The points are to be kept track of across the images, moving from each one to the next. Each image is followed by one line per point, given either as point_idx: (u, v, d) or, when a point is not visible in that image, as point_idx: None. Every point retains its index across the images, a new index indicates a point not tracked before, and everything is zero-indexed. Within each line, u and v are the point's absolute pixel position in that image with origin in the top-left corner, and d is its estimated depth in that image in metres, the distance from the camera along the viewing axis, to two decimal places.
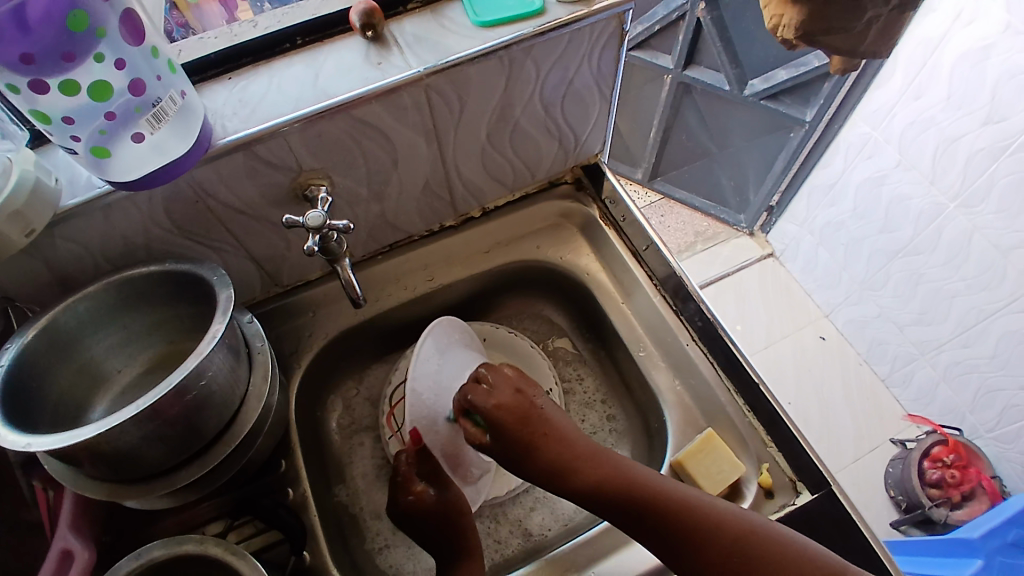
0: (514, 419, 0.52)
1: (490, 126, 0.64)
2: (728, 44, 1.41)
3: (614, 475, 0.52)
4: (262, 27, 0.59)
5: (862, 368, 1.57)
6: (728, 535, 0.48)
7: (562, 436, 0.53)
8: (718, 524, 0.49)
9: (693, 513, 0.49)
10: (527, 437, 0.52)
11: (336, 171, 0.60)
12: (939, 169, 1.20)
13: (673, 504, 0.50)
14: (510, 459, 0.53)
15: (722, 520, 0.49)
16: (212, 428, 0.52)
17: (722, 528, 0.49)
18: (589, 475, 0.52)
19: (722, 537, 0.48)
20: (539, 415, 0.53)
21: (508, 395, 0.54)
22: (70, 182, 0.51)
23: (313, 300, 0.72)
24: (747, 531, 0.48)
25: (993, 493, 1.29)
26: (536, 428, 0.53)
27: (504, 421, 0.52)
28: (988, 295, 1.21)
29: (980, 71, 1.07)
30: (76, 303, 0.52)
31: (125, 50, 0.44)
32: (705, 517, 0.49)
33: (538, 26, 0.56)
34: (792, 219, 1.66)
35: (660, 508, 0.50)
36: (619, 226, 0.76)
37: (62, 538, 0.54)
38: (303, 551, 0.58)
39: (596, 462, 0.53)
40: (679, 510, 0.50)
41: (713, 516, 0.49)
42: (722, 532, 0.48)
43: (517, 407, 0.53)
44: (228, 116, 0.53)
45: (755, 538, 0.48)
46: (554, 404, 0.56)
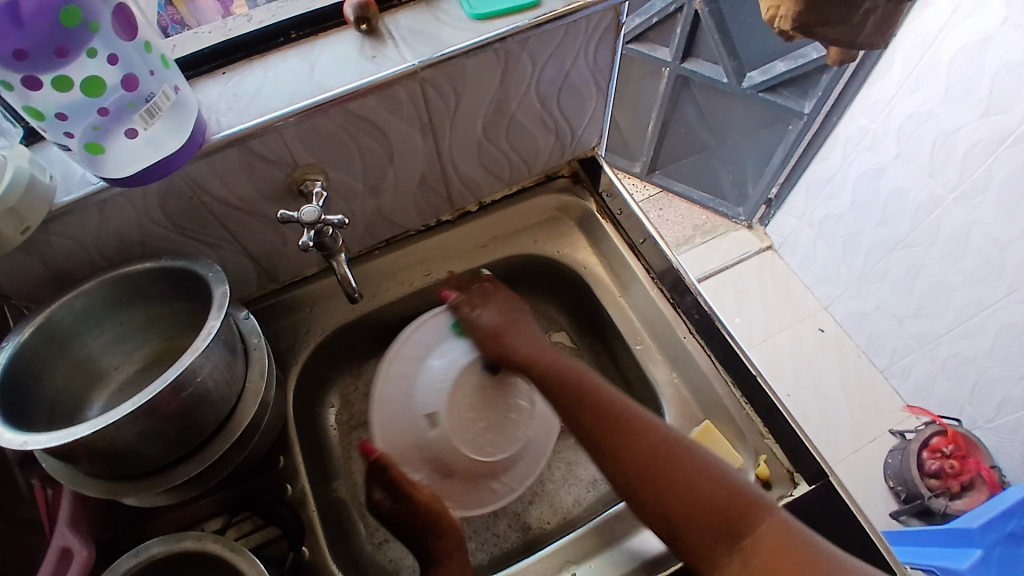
0: (499, 332, 0.64)
1: (487, 119, 0.64)
2: (725, 37, 1.40)
3: (575, 380, 0.59)
4: (257, 21, 0.58)
5: (860, 360, 1.57)
6: (652, 445, 0.53)
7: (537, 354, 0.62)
8: (646, 438, 0.53)
9: (629, 422, 0.55)
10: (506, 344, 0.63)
11: (331, 166, 0.59)
12: (938, 161, 1.20)
13: (613, 418, 0.55)
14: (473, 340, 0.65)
15: (651, 437, 0.53)
16: (209, 425, 0.52)
17: (651, 436, 0.53)
18: (549, 379, 0.60)
19: (647, 444, 0.53)
20: (518, 333, 0.64)
21: (495, 313, 0.66)
22: (65, 178, 0.51)
23: (310, 296, 0.72)
24: (674, 444, 0.53)
25: (992, 483, 1.29)
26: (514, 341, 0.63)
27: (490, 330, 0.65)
28: (987, 288, 1.20)
29: (979, 64, 1.07)
30: (72, 300, 0.52)
31: (119, 46, 0.43)
32: (640, 425, 0.54)
33: (533, 18, 0.56)
34: (791, 213, 1.66)
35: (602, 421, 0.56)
36: (616, 219, 0.75)
37: (60, 535, 0.54)
38: (301, 546, 0.58)
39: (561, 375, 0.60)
40: (617, 416, 0.55)
41: (645, 424, 0.54)
42: (648, 443, 0.53)
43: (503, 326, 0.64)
44: (222, 110, 0.53)
45: (679, 450, 0.52)
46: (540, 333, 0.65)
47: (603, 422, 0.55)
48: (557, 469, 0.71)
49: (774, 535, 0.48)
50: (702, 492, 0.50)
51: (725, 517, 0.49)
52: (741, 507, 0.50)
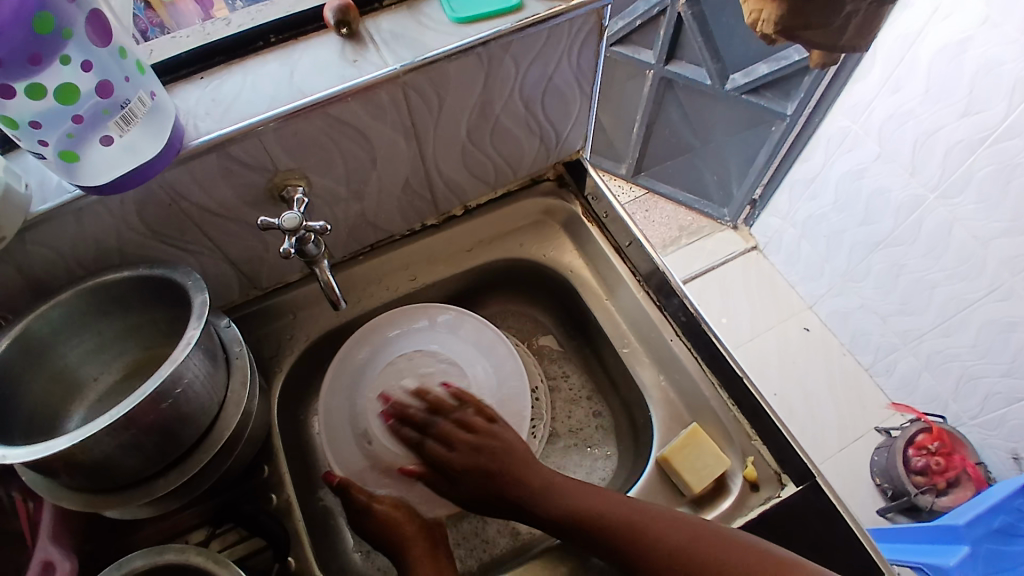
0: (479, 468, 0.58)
1: (471, 123, 0.64)
2: (708, 39, 1.41)
3: (578, 505, 0.56)
4: (236, 25, 0.58)
5: (845, 359, 1.59)
6: (668, 546, 0.52)
7: (523, 476, 0.57)
8: (661, 536, 0.53)
9: (645, 527, 0.53)
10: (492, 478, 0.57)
11: (313, 171, 0.59)
12: (919, 160, 1.22)
13: (622, 521, 0.54)
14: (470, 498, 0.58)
15: (665, 530, 0.53)
16: (190, 436, 0.51)
17: (671, 538, 0.52)
18: (554, 509, 0.56)
19: (671, 546, 0.52)
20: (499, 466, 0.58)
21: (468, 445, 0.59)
22: (40, 186, 0.50)
23: (293, 303, 0.71)
24: (697, 540, 0.52)
25: (977, 479, 1.31)
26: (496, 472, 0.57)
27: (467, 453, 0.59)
28: (969, 286, 1.22)
29: (958, 63, 1.08)
30: (48, 311, 0.51)
31: (92, 52, 0.42)
32: (657, 531, 0.53)
33: (516, 22, 0.56)
34: (775, 213, 1.67)
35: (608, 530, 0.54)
36: (602, 222, 0.75)
37: (42, 548, 0.53)
38: (287, 557, 0.57)
39: (559, 495, 0.57)
40: (629, 525, 0.54)
41: (663, 525, 0.53)
42: (664, 542, 0.52)
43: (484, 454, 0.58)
44: (201, 116, 0.52)
45: (707, 544, 0.52)
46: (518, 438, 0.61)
47: (614, 527, 0.54)
48: None
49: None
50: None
51: None
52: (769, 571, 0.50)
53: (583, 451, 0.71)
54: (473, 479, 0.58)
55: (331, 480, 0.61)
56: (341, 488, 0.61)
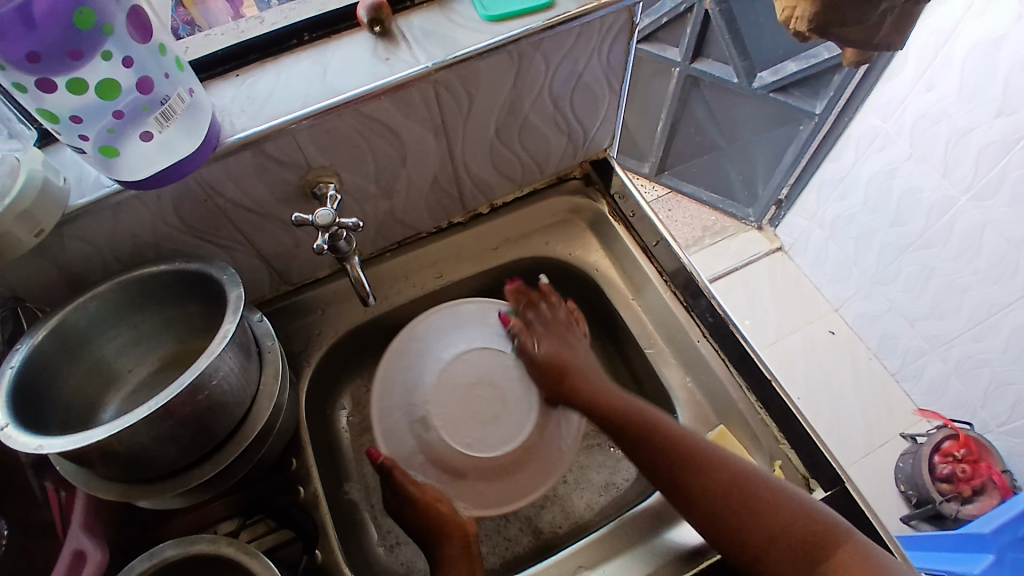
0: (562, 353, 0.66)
1: (499, 121, 0.64)
2: (736, 36, 1.39)
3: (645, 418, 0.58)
4: (269, 23, 0.58)
5: (871, 363, 1.56)
6: (728, 474, 0.53)
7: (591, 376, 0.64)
8: (722, 463, 0.54)
9: (699, 455, 0.55)
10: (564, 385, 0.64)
11: (344, 168, 0.59)
12: (951, 161, 1.19)
13: (688, 443, 0.56)
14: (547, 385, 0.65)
15: (726, 461, 0.54)
16: (223, 428, 0.52)
17: (722, 471, 0.54)
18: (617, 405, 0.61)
19: (727, 471, 0.53)
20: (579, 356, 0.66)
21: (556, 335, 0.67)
22: (79, 182, 0.51)
23: (322, 298, 0.72)
24: (742, 481, 0.53)
25: (1004, 488, 1.27)
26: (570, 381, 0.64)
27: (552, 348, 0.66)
28: (1001, 290, 1.19)
29: (993, 62, 1.05)
30: (86, 303, 0.52)
31: (133, 49, 0.43)
32: (712, 455, 0.55)
33: (546, 20, 0.56)
34: (801, 213, 1.65)
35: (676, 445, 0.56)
36: (629, 221, 0.75)
37: (74, 539, 0.54)
38: (315, 550, 0.58)
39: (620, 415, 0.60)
40: (692, 445, 0.56)
41: (713, 460, 0.54)
42: (725, 470, 0.54)
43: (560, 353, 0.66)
44: (236, 113, 0.53)
45: (752, 487, 0.52)
46: (590, 364, 0.66)
47: (678, 445, 0.56)
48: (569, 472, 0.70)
49: (852, 562, 0.48)
50: (772, 522, 0.51)
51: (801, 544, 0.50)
52: (815, 538, 0.50)
53: (606, 451, 0.71)
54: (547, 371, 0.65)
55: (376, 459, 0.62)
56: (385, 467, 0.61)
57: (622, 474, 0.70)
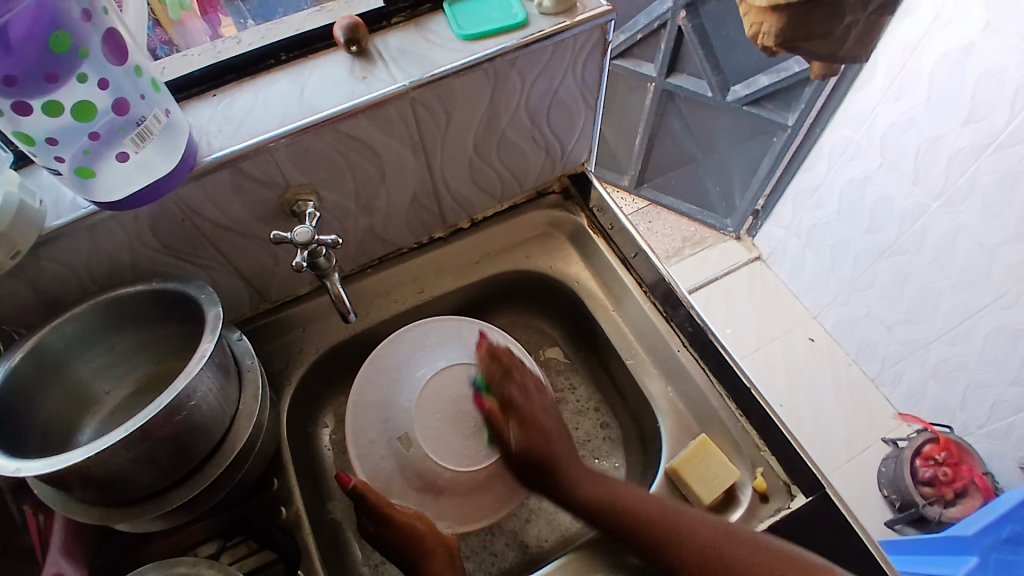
0: (533, 437, 0.59)
1: (477, 138, 0.65)
2: (710, 52, 1.42)
3: (615, 495, 0.57)
4: (246, 43, 0.59)
5: (851, 368, 1.59)
6: (700, 542, 0.52)
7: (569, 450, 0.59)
8: (691, 532, 0.53)
9: (676, 519, 0.54)
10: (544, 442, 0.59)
11: (323, 186, 0.59)
12: (922, 170, 1.22)
13: (655, 514, 0.54)
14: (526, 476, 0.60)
15: (695, 526, 0.53)
16: (202, 449, 0.51)
17: (697, 531, 0.53)
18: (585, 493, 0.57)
19: (698, 539, 0.52)
20: (549, 434, 0.59)
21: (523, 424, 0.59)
22: (56, 203, 0.51)
23: (303, 316, 0.71)
24: (724, 538, 0.52)
25: (986, 489, 1.29)
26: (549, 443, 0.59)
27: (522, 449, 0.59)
28: (974, 293, 1.22)
29: (960, 72, 1.09)
30: (62, 325, 0.51)
31: (109, 71, 0.43)
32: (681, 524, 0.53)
33: (522, 37, 0.57)
34: (778, 223, 1.68)
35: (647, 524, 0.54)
36: (608, 234, 0.76)
37: (52, 563, 0.53)
38: (297, 571, 0.58)
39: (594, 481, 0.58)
40: (660, 515, 0.54)
41: (688, 519, 0.54)
42: (695, 538, 0.52)
43: (534, 422, 0.59)
44: (213, 133, 0.53)
45: (729, 540, 0.52)
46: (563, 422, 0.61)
47: (648, 522, 0.54)
48: None
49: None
50: None
51: None
52: None
53: (591, 462, 0.72)
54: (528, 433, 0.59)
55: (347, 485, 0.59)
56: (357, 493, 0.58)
57: None
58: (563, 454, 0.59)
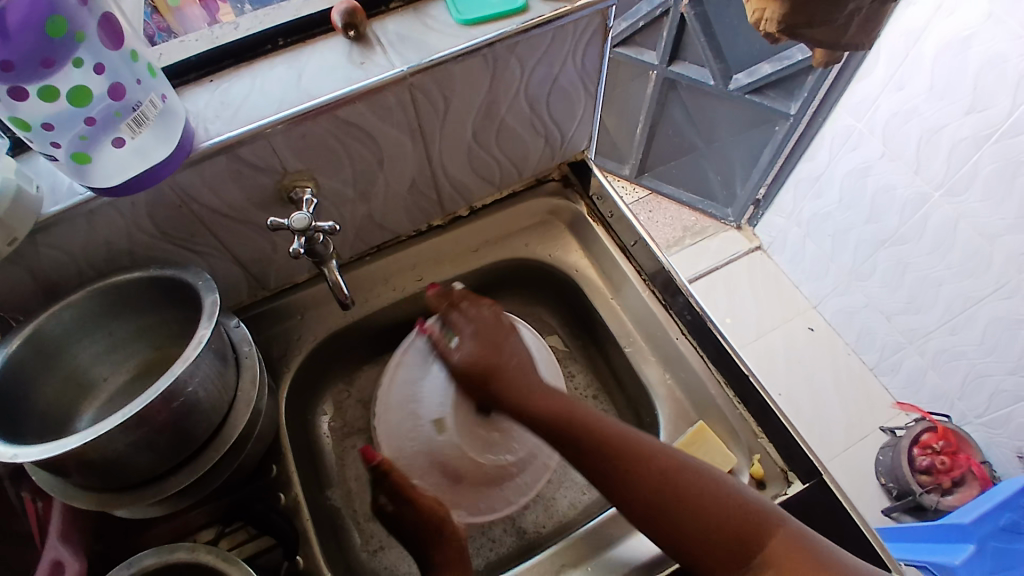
0: (479, 355, 0.60)
1: (476, 124, 0.64)
2: (712, 39, 1.40)
3: (565, 412, 0.56)
4: (244, 29, 0.58)
5: (850, 358, 1.59)
6: (657, 471, 0.50)
7: (520, 377, 0.59)
8: (646, 463, 0.51)
9: (634, 445, 0.52)
10: (486, 368, 0.60)
11: (321, 172, 0.59)
12: (924, 159, 1.22)
13: (609, 441, 0.52)
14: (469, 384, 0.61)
15: (652, 456, 0.51)
16: (201, 435, 0.51)
17: (656, 461, 0.51)
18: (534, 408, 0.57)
19: (656, 469, 0.50)
20: (502, 356, 0.60)
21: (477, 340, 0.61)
22: (52, 189, 0.50)
23: (301, 303, 0.71)
24: (680, 470, 0.50)
25: (983, 478, 1.30)
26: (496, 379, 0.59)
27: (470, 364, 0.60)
28: (975, 283, 1.22)
29: (963, 60, 1.08)
30: (59, 312, 0.51)
31: (105, 55, 0.43)
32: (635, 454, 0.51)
33: (522, 23, 0.56)
34: (779, 212, 1.67)
35: (601, 449, 0.52)
36: (608, 222, 0.75)
37: (52, 549, 0.54)
38: (296, 555, 0.58)
39: (546, 398, 0.57)
40: (614, 446, 0.52)
41: (648, 449, 0.51)
42: (652, 468, 0.50)
43: (489, 343, 0.61)
44: (210, 119, 0.53)
45: (687, 474, 0.50)
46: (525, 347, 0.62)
47: (602, 446, 0.52)
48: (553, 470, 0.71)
49: (787, 552, 0.46)
50: (710, 513, 0.48)
51: (736, 532, 0.47)
52: (747, 521, 0.48)
53: None
54: (470, 357, 0.60)
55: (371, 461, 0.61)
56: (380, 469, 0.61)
57: None
58: (513, 376, 0.59)
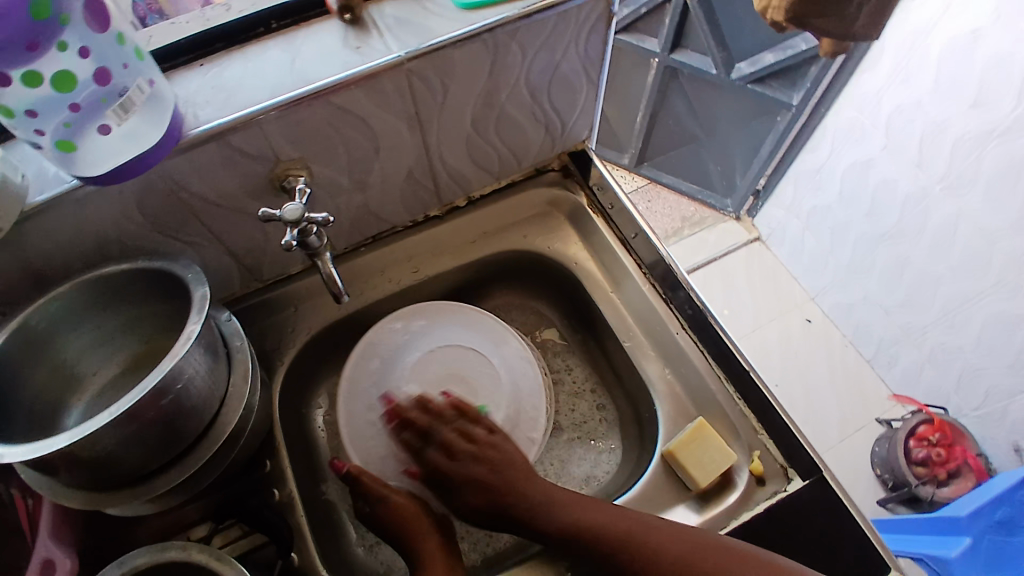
0: (483, 471, 0.59)
1: (475, 112, 0.62)
2: (715, 28, 1.38)
3: (576, 520, 0.55)
4: (235, 11, 0.56)
5: (847, 351, 1.58)
6: (673, 558, 0.52)
7: (525, 478, 0.58)
8: (661, 551, 0.52)
9: (643, 537, 0.53)
10: (494, 482, 0.58)
11: (315, 160, 0.58)
12: (926, 155, 1.20)
13: (619, 533, 0.54)
14: (484, 517, 0.59)
15: (663, 543, 0.52)
16: (192, 431, 0.50)
17: (673, 547, 0.52)
18: (549, 522, 0.56)
19: (670, 558, 0.52)
20: (498, 464, 0.59)
21: (470, 456, 0.59)
22: (38, 177, 0.49)
23: (295, 294, 0.70)
24: (695, 550, 0.52)
25: (979, 470, 1.30)
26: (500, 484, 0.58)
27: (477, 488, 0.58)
28: (975, 279, 1.21)
29: (969, 55, 1.06)
30: (46, 304, 0.49)
31: (92, 39, 0.41)
32: (648, 545, 0.53)
33: (523, 7, 0.54)
34: (779, 204, 1.66)
35: (617, 543, 0.53)
36: (608, 214, 0.74)
37: (43, 547, 0.52)
38: (290, 553, 0.57)
39: (553, 508, 0.56)
40: (625, 535, 0.53)
41: (661, 535, 0.53)
42: (667, 555, 0.52)
43: (484, 453, 0.60)
44: (200, 104, 0.51)
45: (707, 554, 0.52)
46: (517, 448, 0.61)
47: (615, 540, 0.53)
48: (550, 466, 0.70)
49: None
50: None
51: None
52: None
53: (587, 445, 0.71)
54: (473, 479, 0.58)
55: (340, 471, 0.61)
56: (350, 478, 0.60)
57: (603, 467, 0.70)
58: (514, 484, 0.58)
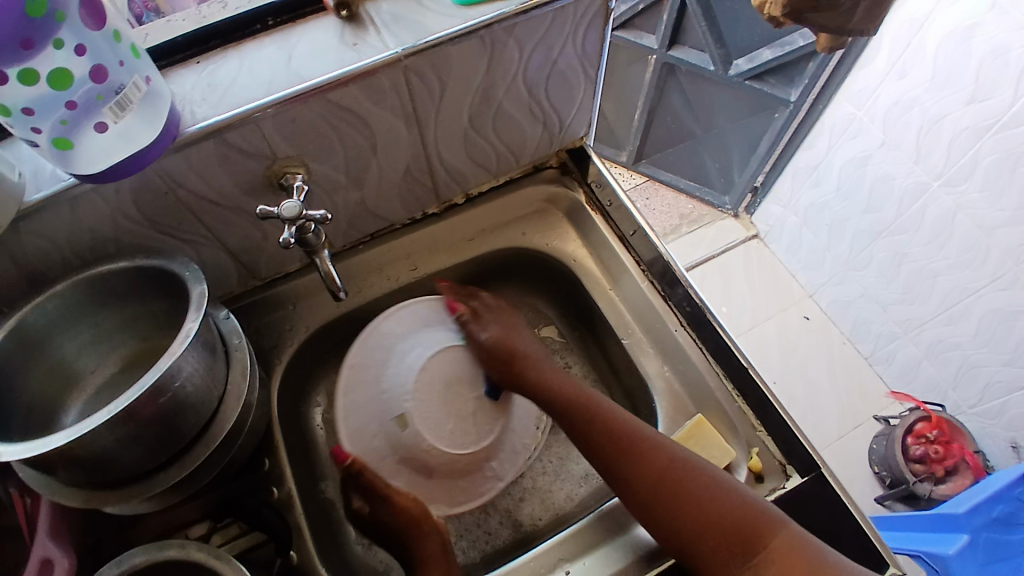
0: (509, 360, 0.63)
1: (473, 109, 0.62)
2: (712, 24, 1.38)
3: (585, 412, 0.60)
4: (231, 8, 0.56)
5: (845, 347, 1.59)
6: (659, 471, 0.54)
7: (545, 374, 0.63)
8: (652, 463, 0.55)
9: (643, 442, 0.56)
10: (517, 369, 0.63)
11: (312, 158, 0.57)
12: (923, 149, 1.21)
13: (620, 433, 0.57)
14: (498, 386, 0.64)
15: (658, 454, 0.55)
16: (191, 429, 0.50)
17: (662, 460, 0.55)
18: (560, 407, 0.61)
19: (660, 466, 0.54)
20: (528, 357, 0.64)
21: (502, 334, 0.65)
22: (35, 175, 0.49)
23: (293, 292, 0.70)
24: (685, 466, 0.54)
25: (976, 468, 1.30)
26: (520, 368, 0.63)
27: (500, 364, 0.63)
28: (973, 274, 1.21)
29: (966, 49, 1.06)
30: (44, 302, 0.49)
31: (86, 36, 0.41)
32: (642, 453, 0.56)
33: (520, 3, 0.54)
34: (777, 201, 1.66)
35: (614, 442, 0.57)
36: (606, 211, 0.74)
37: (40, 545, 0.52)
38: (289, 551, 0.57)
39: (572, 397, 0.61)
40: (627, 439, 0.57)
41: (656, 447, 0.56)
42: (654, 469, 0.54)
43: (512, 346, 0.64)
44: (197, 102, 0.51)
45: (690, 472, 0.54)
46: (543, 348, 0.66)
47: (614, 439, 0.57)
48: (549, 463, 0.72)
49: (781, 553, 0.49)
50: (714, 513, 0.52)
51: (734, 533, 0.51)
52: (746, 524, 0.51)
53: None
54: (498, 361, 0.63)
55: (343, 462, 0.60)
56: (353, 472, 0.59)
57: None
58: (537, 374, 0.63)
